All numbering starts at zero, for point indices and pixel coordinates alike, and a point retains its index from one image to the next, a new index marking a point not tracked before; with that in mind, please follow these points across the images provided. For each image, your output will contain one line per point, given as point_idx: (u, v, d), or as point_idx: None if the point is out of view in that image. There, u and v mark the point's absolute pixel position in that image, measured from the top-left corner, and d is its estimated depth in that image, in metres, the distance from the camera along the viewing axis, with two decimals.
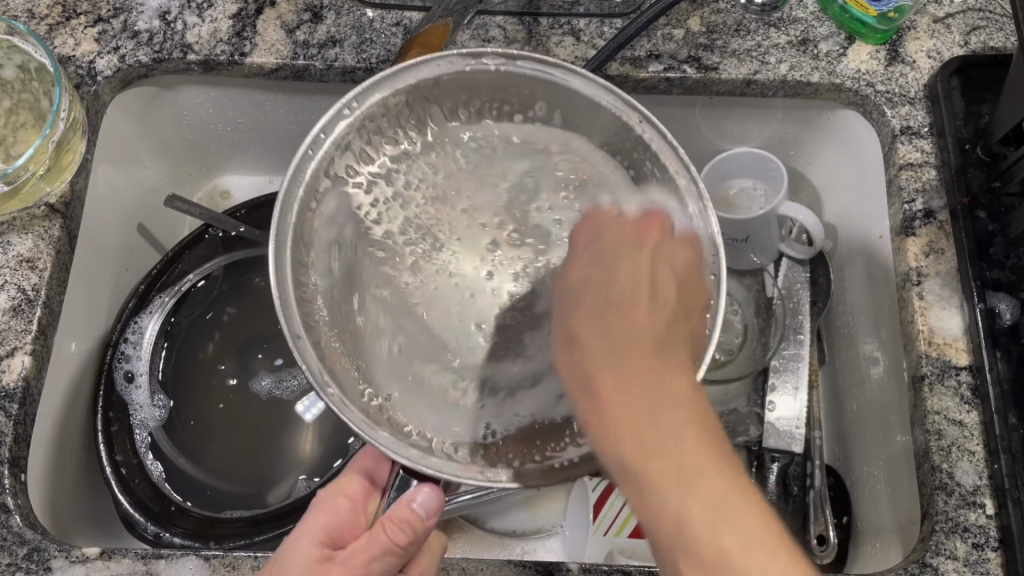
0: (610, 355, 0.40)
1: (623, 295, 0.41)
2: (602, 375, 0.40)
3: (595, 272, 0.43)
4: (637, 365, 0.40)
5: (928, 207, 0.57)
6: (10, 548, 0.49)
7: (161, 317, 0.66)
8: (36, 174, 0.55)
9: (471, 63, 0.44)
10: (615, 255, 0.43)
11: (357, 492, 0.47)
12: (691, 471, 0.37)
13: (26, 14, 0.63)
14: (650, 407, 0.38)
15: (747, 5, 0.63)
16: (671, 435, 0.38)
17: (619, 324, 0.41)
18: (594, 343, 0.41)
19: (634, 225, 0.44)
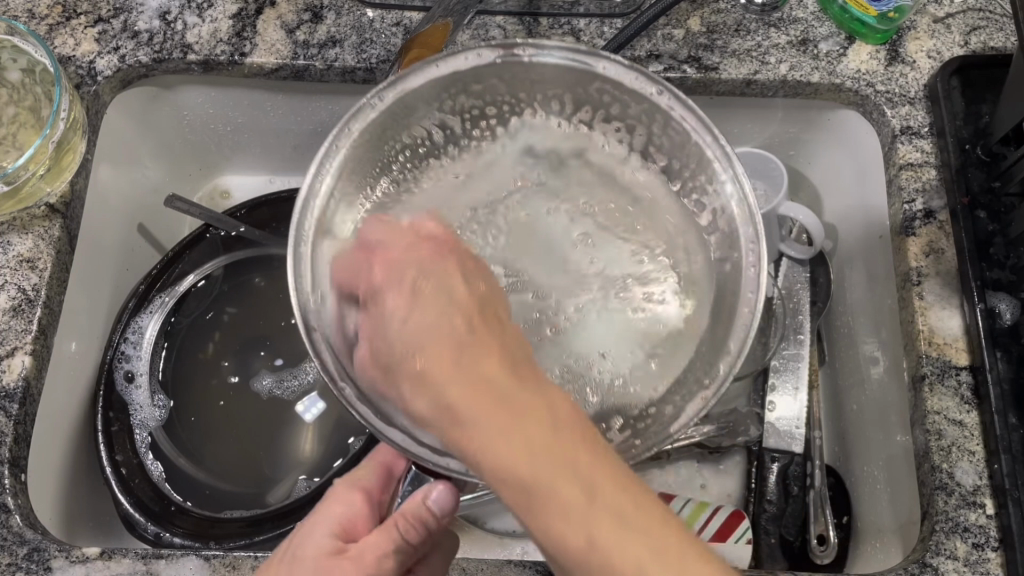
0: (446, 403, 0.33)
1: (445, 326, 0.35)
2: (465, 415, 0.32)
3: (419, 340, 0.35)
4: (478, 387, 0.32)
5: (928, 207, 0.57)
6: (10, 548, 0.49)
7: (162, 317, 0.66)
8: (36, 174, 0.55)
9: (505, 55, 0.45)
10: (419, 258, 0.38)
11: (371, 485, 0.47)
12: (585, 479, 0.31)
13: (25, 14, 0.63)
14: (513, 414, 0.32)
15: (747, 5, 0.63)
16: (547, 454, 0.31)
17: (449, 352, 0.34)
18: (450, 385, 0.33)
19: (409, 239, 0.40)
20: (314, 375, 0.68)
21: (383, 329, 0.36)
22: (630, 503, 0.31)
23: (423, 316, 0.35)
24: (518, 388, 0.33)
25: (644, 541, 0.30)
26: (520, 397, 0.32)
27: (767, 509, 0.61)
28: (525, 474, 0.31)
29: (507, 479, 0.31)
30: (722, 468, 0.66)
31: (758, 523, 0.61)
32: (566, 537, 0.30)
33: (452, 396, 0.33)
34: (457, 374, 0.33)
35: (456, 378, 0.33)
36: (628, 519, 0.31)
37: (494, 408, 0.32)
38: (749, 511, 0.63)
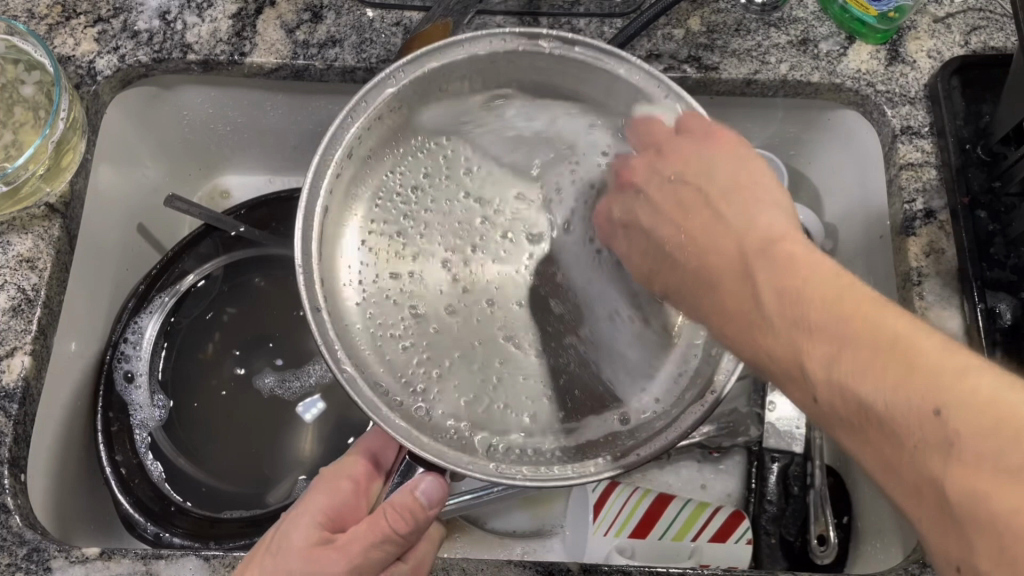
0: (701, 284, 0.40)
1: (704, 230, 0.41)
2: (726, 281, 0.38)
3: (653, 223, 0.44)
4: (725, 254, 0.39)
5: (929, 207, 0.56)
6: (10, 548, 0.49)
7: (161, 317, 0.66)
8: (36, 174, 0.55)
9: (526, 43, 0.45)
10: (711, 182, 0.42)
11: (359, 472, 0.47)
12: (825, 309, 0.34)
13: (25, 14, 0.63)
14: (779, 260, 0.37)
15: (748, 5, 0.63)
16: (797, 291, 0.35)
17: (703, 239, 0.40)
18: (718, 262, 0.39)
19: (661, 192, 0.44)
20: (316, 377, 0.68)
21: (642, 208, 0.45)
22: (904, 332, 0.31)
23: (666, 215, 0.43)
24: (771, 241, 0.38)
25: (863, 366, 0.31)
26: (783, 257, 0.37)
27: (767, 509, 0.62)
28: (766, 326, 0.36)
29: (744, 330, 0.37)
30: (722, 468, 0.66)
31: (758, 523, 0.61)
32: (792, 388, 0.35)
33: (708, 271, 0.40)
34: (727, 254, 0.39)
35: (671, 229, 0.43)
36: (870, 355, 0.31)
37: (756, 278, 0.37)
38: (749, 512, 0.63)
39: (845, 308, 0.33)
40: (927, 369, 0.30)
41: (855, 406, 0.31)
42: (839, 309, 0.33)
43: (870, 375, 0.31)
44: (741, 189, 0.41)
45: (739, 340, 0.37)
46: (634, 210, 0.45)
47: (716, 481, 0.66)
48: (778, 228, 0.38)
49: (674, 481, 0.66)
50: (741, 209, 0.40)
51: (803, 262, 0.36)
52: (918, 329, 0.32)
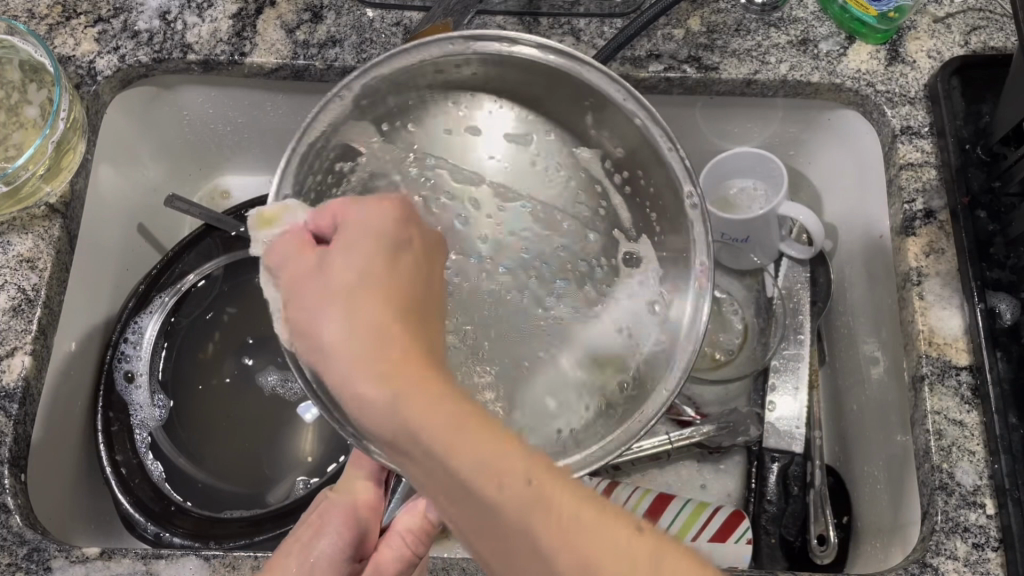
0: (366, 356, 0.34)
1: (405, 408, 0.32)
2: (451, 462, 0.31)
3: (351, 294, 0.35)
4: (400, 357, 0.33)
5: (929, 207, 0.57)
6: (10, 548, 0.49)
7: (161, 317, 0.66)
8: (36, 174, 0.55)
9: (473, 45, 0.46)
10: (356, 290, 0.35)
11: (370, 497, 0.47)
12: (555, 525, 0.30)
13: (25, 14, 0.63)
14: (368, 360, 0.33)
15: (747, 5, 0.63)
16: (558, 534, 0.30)
17: (409, 391, 0.32)
18: (437, 439, 0.31)
19: (380, 219, 0.38)
20: None
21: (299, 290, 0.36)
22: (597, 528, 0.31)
23: (365, 300, 0.35)
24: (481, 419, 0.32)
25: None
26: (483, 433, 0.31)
27: (767, 509, 0.61)
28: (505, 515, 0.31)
29: (480, 516, 0.31)
30: (722, 468, 0.66)
31: (758, 523, 0.61)
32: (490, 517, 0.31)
33: (433, 443, 0.31)
34: (469, 443, 0.31)
35: (354, 264, 0.36)
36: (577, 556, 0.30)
37: (478, 461, 0.31)
38: (749, 511, 0.62)
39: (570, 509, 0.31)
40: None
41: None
42: (572, 538, 0.30)
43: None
44: (405, 298, 0.36)
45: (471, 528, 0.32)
46: (333, 209, 0.38)
47: (716, 481, 0.66)
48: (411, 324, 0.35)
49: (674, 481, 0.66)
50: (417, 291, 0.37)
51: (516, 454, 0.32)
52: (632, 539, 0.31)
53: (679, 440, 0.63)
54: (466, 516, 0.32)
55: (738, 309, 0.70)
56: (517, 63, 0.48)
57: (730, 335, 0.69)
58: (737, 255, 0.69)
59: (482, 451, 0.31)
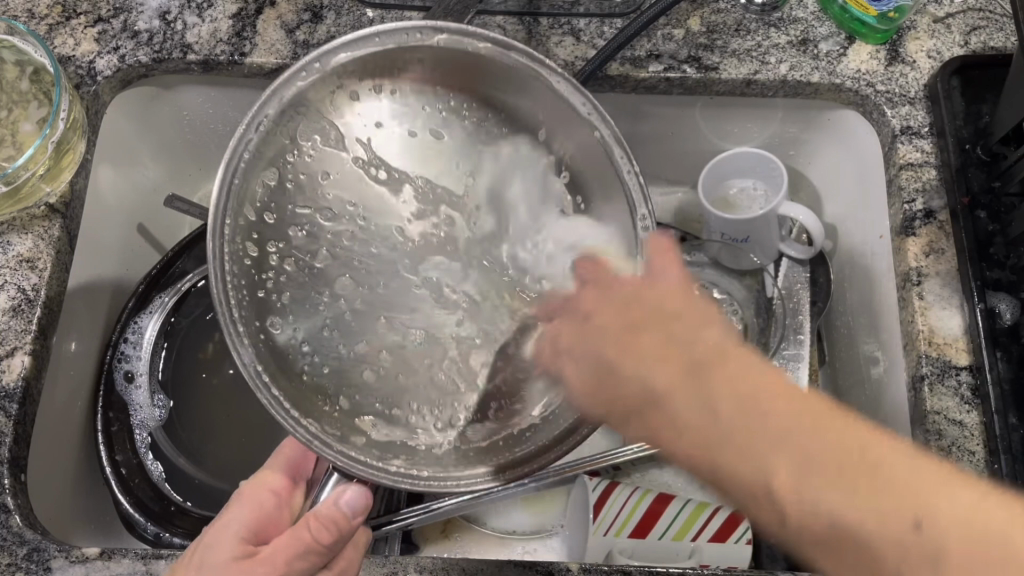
0: (636, 404, 0.40)
1: (630, 386, 0.40)
2: (666, 400, 0.39)
3: (589, 341, 0.42)
4: (642, 338, 0.41)
5: (928, 207, 0.56)
6: (10, 548, 0.49)
7: (161, 317, 0.66)
8: (36, 174, 0.55)
9: (442, 35, 0.45)
10: (621, 288, 0.43)
11: (278, 483, 0.48)
12: (805, 462, 0.36)
13: (26, 14, 0.63)
14: (641, 368, 0.40)
15: (748, 5, 0.63)
16: (784, 423, 0.37)
17: (673, 366, 0.40)
18: (727, 414, 0.38)
19: (610, 286, 0.43)
20: None
21: (569, 308, 0.44)
22: (894, 466, 0.35)
23: (614, 331, 0.41)
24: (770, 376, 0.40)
25: (898, 512, 0.34)
26: (721, 376, 0.39)
27: None
28: (804, 505, 0.36)
29: (807, 511, 0.36)
30: None
31: None
32: (754, 497, 0.37)
33: (678, 411, 0.39)
34: (665, 368, 0.40)
35: (605, 318, 0.42)
36: (833, 480, 0.36)
37: (670, 383, 0.39)
38: None
39: (822, 422, 0.37)
40: (936, 480, 0.35)
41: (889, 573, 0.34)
42: (776, 421, 0.37)
43: (812, 440, 0.37)
44: (644, 305, 0.42)
45: (803, 535, 0.36)
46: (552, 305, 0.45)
47: None
48: (719, 346, 0.40)
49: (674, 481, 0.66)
50: (666, 332, 0.41)
51: (755, 387, 0.39)
52: (936, 471, 0.35)
53: None
54: (674, 442, 0.39)
55: (738, 309, 0.68)
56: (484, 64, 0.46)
57: None
58: (737, 255, 0.69)
59: (750, 395, 0.38)
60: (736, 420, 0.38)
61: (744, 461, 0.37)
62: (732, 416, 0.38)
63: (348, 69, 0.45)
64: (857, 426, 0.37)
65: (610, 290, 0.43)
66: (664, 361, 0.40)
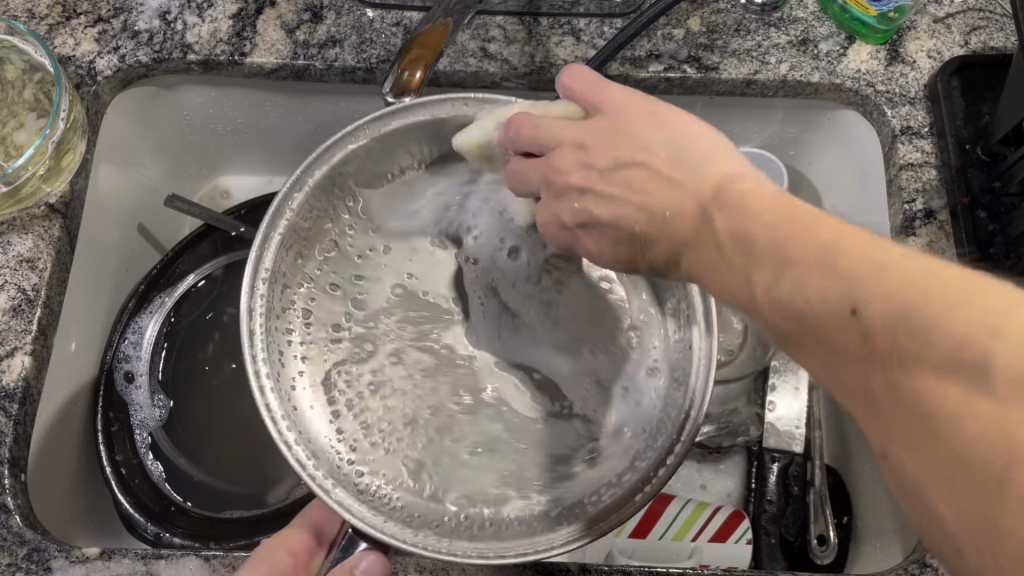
0: (604, 183, 0.41)
1: (636, 171, 0.40)
2: (629, 191, 0.40)
3: (583, 152, 0.42)
4: (611, 143, 0.41)
5: (929, 207, 0.56)
6: (10, 548, 0.49)
7: (161, 317, 0.66)
8: (36, 174, 0.55)
9: (490, 107, 0.49)
10: (611, 102, 0.42)
11: (298, 545, 0.44)
12: (842, 274, 0.29)
13: (25, 14, 0.63)
14: (621, 153, 0.40)
15: (748, 5, 0.63)
16: (759, 219, 0.33)
17: (626, 151, 0.40)
18: (682, 242, 0.37)
19: (587, 100, 0.43)
20: None
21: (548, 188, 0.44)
22: (905, 265, 0.28)
23: (593, 135, 0.42)
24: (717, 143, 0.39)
25: (978, 418, 0.24)
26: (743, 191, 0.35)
27: (767, 509, 0.62)
28: (800, 297, 0.30)
29: (784, 307, 0.31)
30: (722, 469, 0.66)
31: (758, 523, 0.61)
32: (708, 269, 0.35)
33: (617, 195, 0.40)
34: (625, 156, 0.40)
35: (587, 126, 0.42)
36: (839, 281, 0.29)
37: (632, 173, 0.40)
38: (749, 511, 0.63)
39: (902, 339, 0.26)
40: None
41: (922, 500, 0.27)
42: (762, 237, 0.32)
43: (878, 305, 0.27)
44: (630, 141, 0.40)
45: (778, 321, 0.31)
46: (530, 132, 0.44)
47: (716, 482, 0.66)
48: (679, 147, 0.39)
49: (674, 481, 0.67)
50: (653, 131, 0.40)
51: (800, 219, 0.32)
52: (963, 276, 0.27)
53: None
54: (623, 237, 0.41)
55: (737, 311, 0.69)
56: None
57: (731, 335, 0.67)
58: None
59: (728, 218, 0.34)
60: (682, 200, 0.37)
61: (665, 228, 0.38)
62: (648, 191, 0.39)
63: (396, 135, 0.50)
64: (918, 258, 0.28)
65: (603, 114, 0.42)
66: (639, 172, 0.40)
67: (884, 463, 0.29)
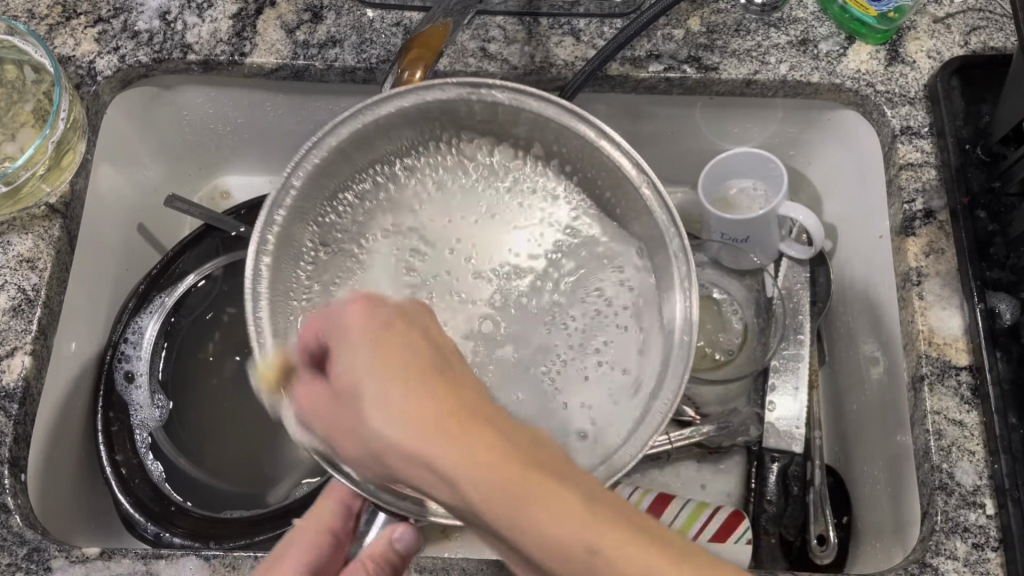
0: (413, 436, 0.29)
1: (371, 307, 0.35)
2: (424, 464, 0.28)
3: (371, 407, 0.30)
4: (429, 417, 0.29)
5: (928, 207, 0.56)
6: (10, 548, 0.49)
7: (161, 317, 0.66)
8: (36, 174, 0.55)
9: (474, 92, 0.48)
10: (354, 361, 0.32)
11: (339, 526, 0.47)
12: (572, 494, 0.27)
13: (26, 14, 0.63)
14: (454, 435, 0.28)
15: (747, 5, 0.63)
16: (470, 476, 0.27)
17: (430, 420, 0.29)
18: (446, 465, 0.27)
19: (348, 315, 0.33)
20: None
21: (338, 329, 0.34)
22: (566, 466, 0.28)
23: (412, 407, 0.29)
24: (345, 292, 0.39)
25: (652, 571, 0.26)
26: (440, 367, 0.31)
27: (767, 509, 0.62)
28: (557, 543, 0.26)
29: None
30: (721, 468, 0.66)
31: (758, 523, 0.61)
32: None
33: (435, 456, 0.28)
34: (410, 427, 0.29)
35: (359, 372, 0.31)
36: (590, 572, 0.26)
37: (443, 464, 0.27)
38: (749, 511, 0.63)
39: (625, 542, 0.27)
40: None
41: None
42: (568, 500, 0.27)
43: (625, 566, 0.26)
44: (437, 375, 0.31)
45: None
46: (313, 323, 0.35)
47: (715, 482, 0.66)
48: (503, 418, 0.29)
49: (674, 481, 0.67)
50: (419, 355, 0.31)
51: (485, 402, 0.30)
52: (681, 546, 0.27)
53: (679, 440, 0.63)
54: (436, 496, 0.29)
55: (738, 309, 0.70)
56: (517, 114, 0.49)
57: (730, 335, 0.69)
58: (737, 255, 0.69)
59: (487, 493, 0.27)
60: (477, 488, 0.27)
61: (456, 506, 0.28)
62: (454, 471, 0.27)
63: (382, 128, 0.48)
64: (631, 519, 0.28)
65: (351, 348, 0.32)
66: (421, 412, 0.29)
67: None
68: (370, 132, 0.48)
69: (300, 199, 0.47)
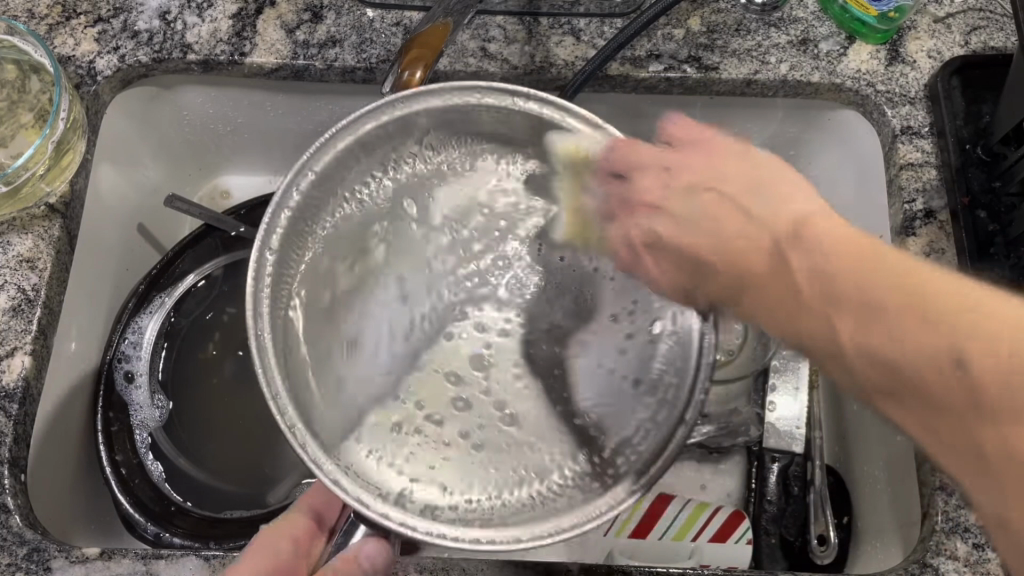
0: (730, 282, 0.40)
1: (675, 206, 0.43)
2: (741, 273, 0.40)
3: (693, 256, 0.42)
4: (736, 259, 0.40)
5: (929, 207, 0.56)
6: (10, 548, 0.49)
7: (162, 316, 0.66)
8: (36, 174, 0.55)
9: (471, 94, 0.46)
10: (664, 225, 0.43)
11: (306, 535, 0.46)
12: (849, 285, 0.35)
13: (25, 14, 0.63)
14: (758, 255, 0.39)
15: (748, 5, 0.63)
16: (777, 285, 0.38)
17: (760, 258, 0.39)
18: (761, 293, 0.39)
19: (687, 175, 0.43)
20: None
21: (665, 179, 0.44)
22: (991, 307, 0.32)
23: (742, 256, 0.40)
24: (714, 137, 0.45)
25: (908, 331, 0.33)
26: (809, 229, 0.38)
27: (767, 509, 0.62)
28: (883, 339, 0.33)
29: (873, 361, 0.34)
30: (721, 469, 0.67)
31: (758, 523, 0.61)
32: (836, 365, 0.36)
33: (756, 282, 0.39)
34: (743, 268, 0.40)
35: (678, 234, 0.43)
36: (915, 325, 0.32)
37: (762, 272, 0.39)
38: (749, 511, 0.63)
39: (910, 300, 0.33)
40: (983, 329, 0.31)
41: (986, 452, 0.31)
42: (846, 274, 0.35)
43: (905, 334, 0.33)
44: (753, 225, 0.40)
45: (871, 375, 0.34)
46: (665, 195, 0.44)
47: (716, 482, 0.66)
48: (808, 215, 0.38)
49: (674, 482, 0.67)
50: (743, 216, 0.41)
51: (837, 237, 0.37)
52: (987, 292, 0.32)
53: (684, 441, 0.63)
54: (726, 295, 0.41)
55: None
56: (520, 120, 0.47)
57: None
58: None
59: (806, 292, 0.37)
60: (790, 293, 0.38)
61: (758, 308, 0.39)
62: (764, 290, 0.39)
63: (376, 138, 0.46)
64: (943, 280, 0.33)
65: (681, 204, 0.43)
66: (751, 253, 0.40)
67: (964, 482, 0.32)
68: (368, 142, 0.46)
69: (303, 211, 0.45)
